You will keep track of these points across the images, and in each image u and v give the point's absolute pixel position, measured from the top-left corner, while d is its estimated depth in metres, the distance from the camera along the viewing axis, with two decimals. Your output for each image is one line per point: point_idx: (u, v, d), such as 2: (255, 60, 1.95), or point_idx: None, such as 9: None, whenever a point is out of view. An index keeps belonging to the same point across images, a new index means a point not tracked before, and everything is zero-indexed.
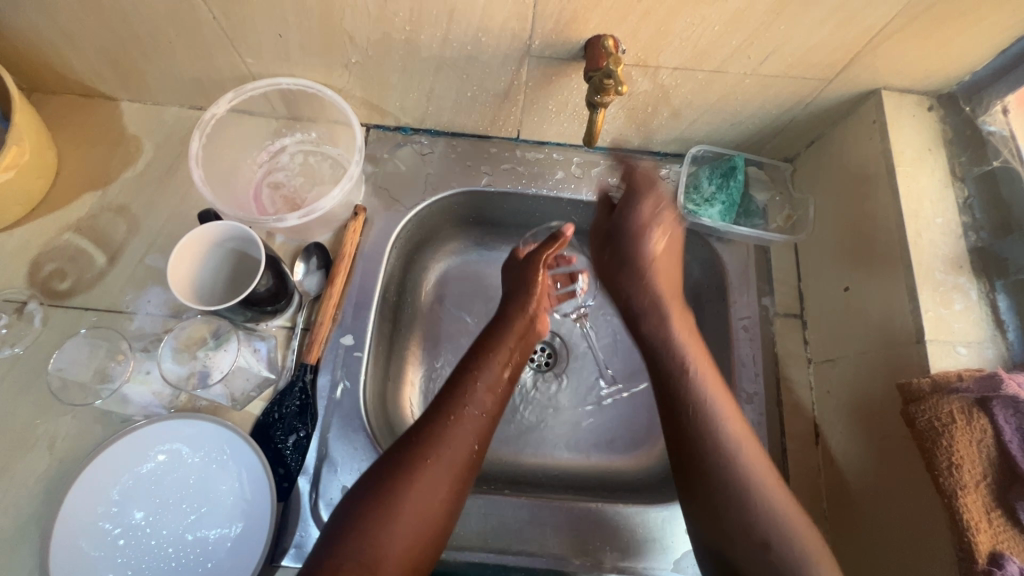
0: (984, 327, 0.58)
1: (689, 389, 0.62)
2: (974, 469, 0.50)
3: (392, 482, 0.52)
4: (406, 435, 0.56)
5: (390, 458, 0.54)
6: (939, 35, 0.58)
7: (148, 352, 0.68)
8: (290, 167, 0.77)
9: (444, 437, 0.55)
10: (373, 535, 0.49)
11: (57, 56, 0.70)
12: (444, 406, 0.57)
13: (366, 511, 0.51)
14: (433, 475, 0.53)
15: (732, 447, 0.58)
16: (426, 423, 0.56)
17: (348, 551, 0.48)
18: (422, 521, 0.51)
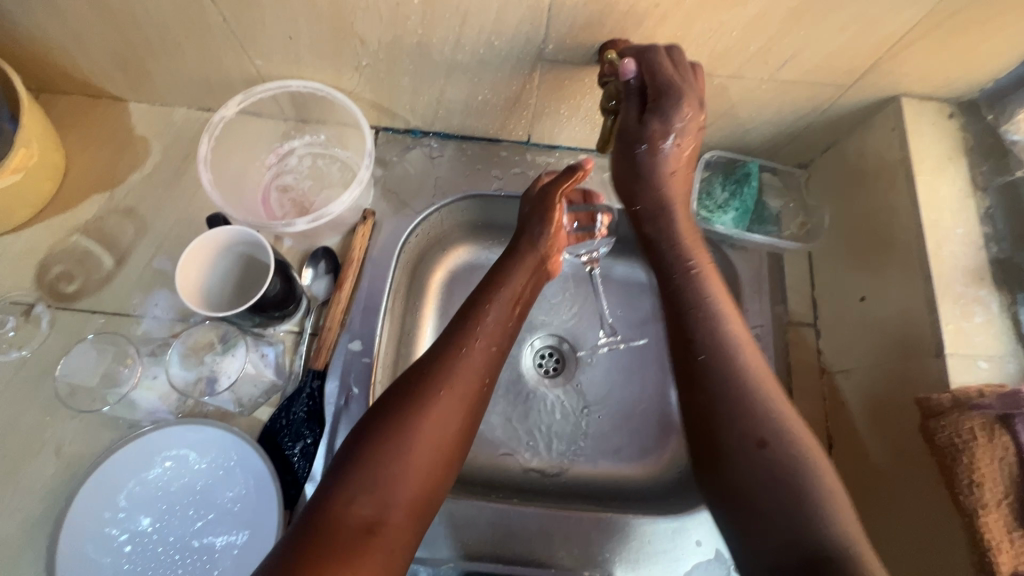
0: (1005, 341, 0.57)
1: (707, 324, 0.55)
2: (996, 487, 0.49)
3: (403, 413, 0.50)
4: (413, 368, 0.54)
5: (397, 390, 0.52)
6: (963, 41, 0.57)
7: (155, 356, 0.67)
8: (299, 170, 0.77)
9: (456, 367, 0.54)
10: (384, 466, 0.47)
11: (66, 57, 0.70)
12: (455, 338, 0.57)
13: (376, 444, 0.49)
14: (444, 406, 0.52)
15: (747, 381, 0.52)
16: (435, 355, 0.55)
17: (359, 486, 0.46)
18: (434, 451, 0.50)
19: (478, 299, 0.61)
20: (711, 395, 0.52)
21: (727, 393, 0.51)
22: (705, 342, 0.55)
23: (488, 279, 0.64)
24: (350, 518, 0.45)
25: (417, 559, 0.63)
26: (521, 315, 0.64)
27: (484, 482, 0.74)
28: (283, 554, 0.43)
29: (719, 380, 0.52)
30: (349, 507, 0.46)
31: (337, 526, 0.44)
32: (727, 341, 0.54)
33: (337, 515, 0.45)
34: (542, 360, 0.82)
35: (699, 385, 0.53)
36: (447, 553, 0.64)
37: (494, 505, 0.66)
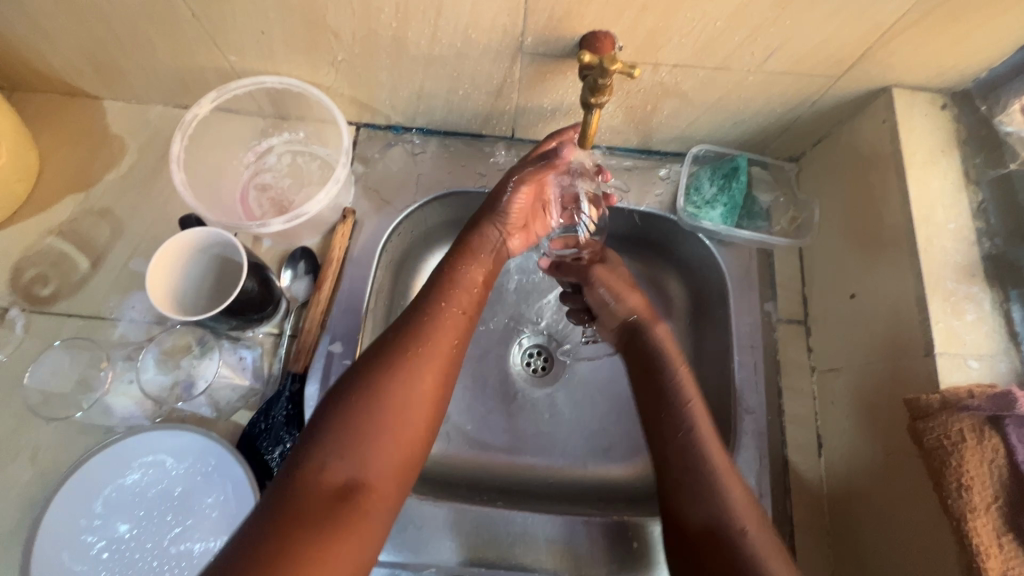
0: (997, 339, 0.55)
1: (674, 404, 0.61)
2: (984, 490, 0.48)
3: (371, 375, 0.50)
4: (384, 332, 0.54)
5: (369, 352, 0.52)
6: (955, 30, 0.55)
7: (130, 360, 0.66)
8: (278, 169, 0.75)
9: (427, 328, 0.54)
10: (355, 426, 0.47)
11: (35, 54, 0.68)
12: (426, 302, 0.56)
13: (341, 410, 0.48)
14: (417, 369, 0.51)
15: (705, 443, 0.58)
16: (405, 318, 0.54)
17: (329, 446, 0.46)
18: (404, 417, 0.49)
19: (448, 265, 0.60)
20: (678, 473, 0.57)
21: (688, 455, 0.57)
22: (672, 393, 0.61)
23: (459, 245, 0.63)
24: (324, 479, 0.44)
25: (399, 563, 0.62)
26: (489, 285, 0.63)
27: (469, 484, 0.72)
28: (256, 521, 0.42)
29: (684, 438, 0.58)
30: (323, 468, 0.45)
31: (310, 487, 0.44)
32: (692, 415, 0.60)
33: (310, 479, 0.44)
34: (530, 358, 0.80)
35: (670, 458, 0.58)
36: (429, 557, 0.63)
37: (477, 507, 0.65)
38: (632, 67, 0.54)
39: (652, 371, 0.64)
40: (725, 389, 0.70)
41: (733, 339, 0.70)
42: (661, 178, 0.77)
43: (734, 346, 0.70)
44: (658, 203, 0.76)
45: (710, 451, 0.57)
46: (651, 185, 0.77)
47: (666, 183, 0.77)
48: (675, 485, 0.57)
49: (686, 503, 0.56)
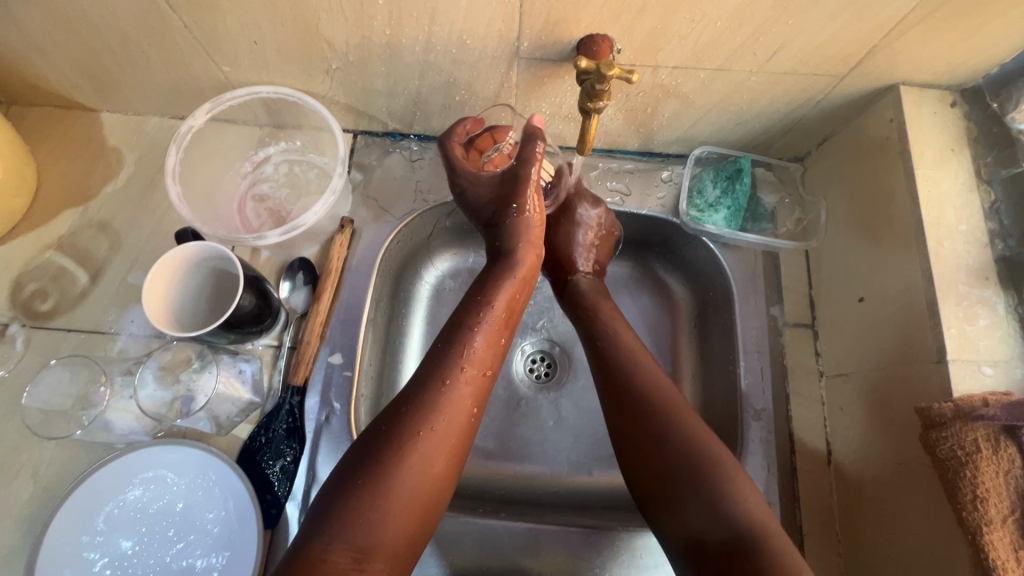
0: (1011, 344, 0.53)
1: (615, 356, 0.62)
2: (1001, 502, 0.46)
3: (380, 456, 0.48)
4: (394, 406, 0.52)
5: (377, 431, 0.50)
6: (965, 26, 0.53)
7: (128, 376, 0.65)
8: (275, 178, 0.74)
9: (443, 402, 0.52)
10: (362, 512, 0.46)
11: (30, 68, 0.68)
12: (439, 369, 0.54)
13: (355, 489, 0.47)
14: (429, 448, 0.50)
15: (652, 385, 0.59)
16: (417, 389, 0.52)
17: (335, 534, 0.45)
18: (416, 493, 0.48)
19: (463, 321, 0.57)
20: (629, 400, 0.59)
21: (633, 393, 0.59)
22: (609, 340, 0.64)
23: (469, 298, 0.60)
24: (326, 567, 0.43)
25: None
26: (511, 331, 0.60)
27: (473, 492, 0.71)
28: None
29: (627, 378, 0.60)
30: (327, 554, 0.44)
31: (314, 575, 0.43)
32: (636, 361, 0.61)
33: (313, 562, 0.43)
34: (533, 364, 0.80)
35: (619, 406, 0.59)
36: (431, 570, 0.62)
37: (480, 519, 0.64)
38: (630, 72, 0.53)
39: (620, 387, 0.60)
40: (731, 396, 0.69)
41: (738, 344, 0.69)
42: (662, 180, 0.76)
43: (740, 351, 0.69)
44: (660, 207, 0.74)
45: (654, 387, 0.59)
46: (653, 188, 0.75)
47: (669, 186, 0.75)
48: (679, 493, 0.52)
49: (701, 511, 0.51)
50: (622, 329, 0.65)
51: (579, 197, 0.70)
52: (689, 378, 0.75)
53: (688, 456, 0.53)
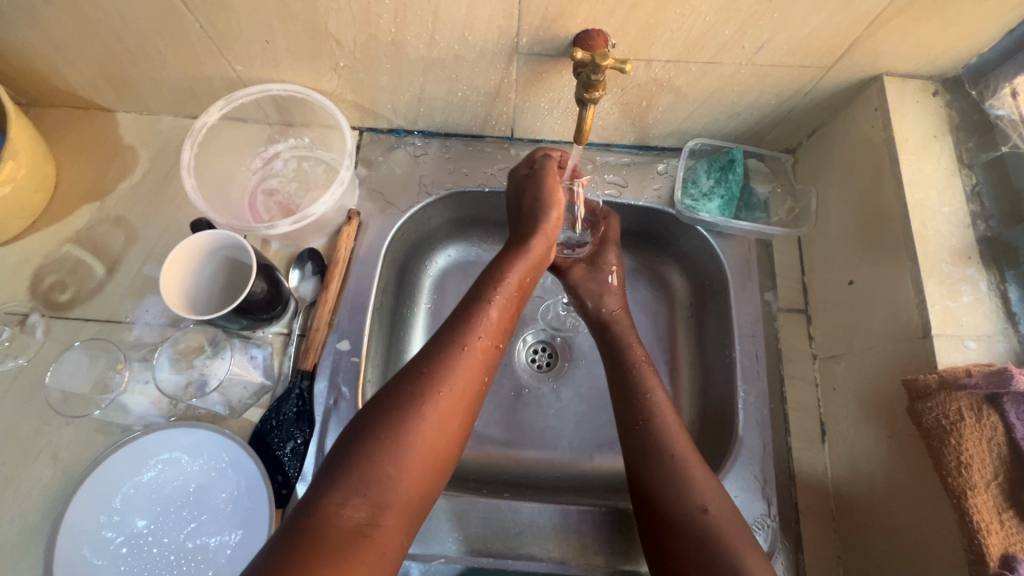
0: (994, 319, 0.56)
1: (639, 382, 0.63)
2: (984, 468, 0.48)
3: (395, 412, 0.50)
4: (412, 368, 0.53)
5: (391, 389, 0.52)
6: (943, 17, 0.56)
7: (146, 361, 0.68)
8: (284, 174, 0.77)
9: (456, 366, 0.53)
10: (378, 466, 0.47)
11: (51, 69, 0.71)
12: (454, 336, 0.55)
13: (370, 443, 0.48)
14: (444, 407, 0.51)
15: (667, 426, 0.59)
16: (433, 353, 0.54)
17: (353, 487, 0.46)
18: (430, 453, 0.49)
19: (477, 295, 0.59)
20: (651, 418, 0.60)
21: (653, 433, 0.59)
22: (627, 360, 0.66)
23: (486, 271, 0.61)
24: (343, 517, 0.44)
25: (408, 554, 0.63)
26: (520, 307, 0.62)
27: (477, 477, 0.73)
28: (272, 553, 0.42)
29: (647, 403, 0.62)
30: (345, 506, 0.45)
31: (330, 523, 0.44)
32: (656, 396, 0.62)
33: (330, 512, 0.44)
34: (535, 354, 0.82)
35: (638, 421, 0.61)
36: (437, 549, 0.64)
37: (484, 499, 0.66)
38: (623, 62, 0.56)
39: (632, 398, 0.62)
40: (727, 379, 0.71)
41: (733, 330, 0.71)
42: (658, 173, 0.78)
43: (736, 336, 0.71)
44: (656, 198, 0.77)
45: (670, 433, 0.59)
46: (649, 180, 0.78)
47: (665, 178, 0.78)
48: (660, 496, 0.55)
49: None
50: (641, 358, 0.66)
51: (605, 245, 0.75)
52: (686, 365, 0.77)
53: (670, 463, 0.57)
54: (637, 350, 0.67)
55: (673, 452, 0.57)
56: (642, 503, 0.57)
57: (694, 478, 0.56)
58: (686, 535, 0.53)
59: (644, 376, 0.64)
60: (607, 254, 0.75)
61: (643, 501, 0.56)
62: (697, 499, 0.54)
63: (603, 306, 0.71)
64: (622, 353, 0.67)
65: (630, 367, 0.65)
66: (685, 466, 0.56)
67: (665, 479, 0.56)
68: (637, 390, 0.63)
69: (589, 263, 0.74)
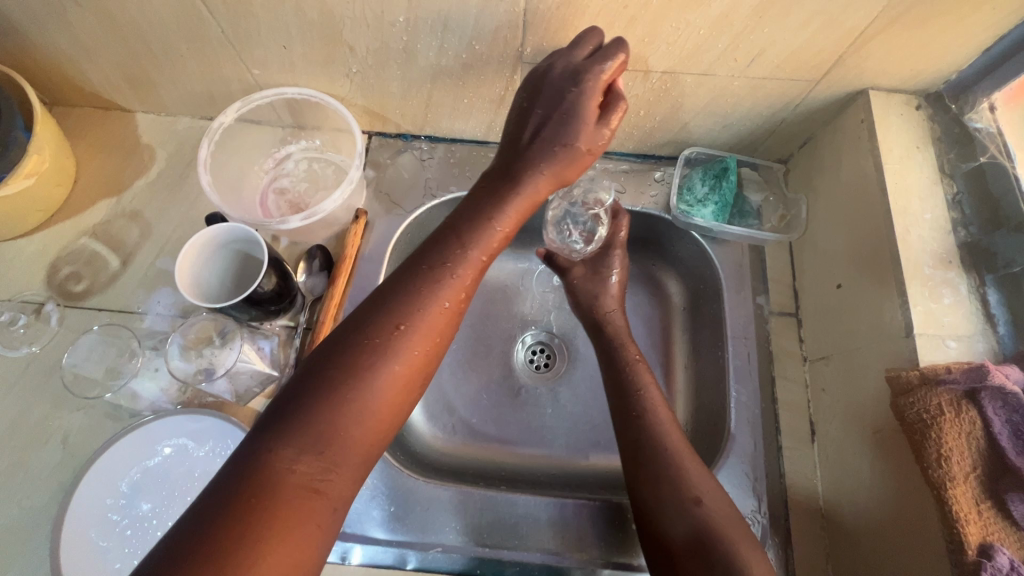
0: (974, 321, 0.58)
1: (633, 383, 0.66)
2: (963, 460, 0.50)
3: (363, 368, 0.47)
4: (384, 319, 0.50)
5: (358, 341, 0.48)
6: (922, 35, 0.59)
7: (157, 349, 0.71)
8: (295, 174, 0.81)
9: (430, 321, 0.51)
10: (337, 429, 0.45)
11: (77, 70, 0.74)
12: (433, 288, 0.53)
13: (331, 400, 0.45)
14: (410, 365, 0.50)
15: (660, 424, 0.62)
16: (409, 304, 0.51)
17: (308, 445, 0.44)
18: (388, 407, 0.48)
19: (462, 240, 0.56)
20: (642, 414, 0.63)
21: (649, 431, 0.61)
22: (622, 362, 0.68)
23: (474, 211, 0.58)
24: (295, 475, 0.43)
25: (406, 543, 0.65)
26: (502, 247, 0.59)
27: (475, 472, 0.75)
28: (208, 511, 0.40)
29: (640, 400, 0.64)
30: (297, 464, 0.43)
31: (280, 482, 0.42)
32: (650, 395, 0.64)
33: (280, 469, 0.42)
34: (534, 355, 0.84)
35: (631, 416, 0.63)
36: (436, 537, 0.65)
37: (482, 491, 0.68)
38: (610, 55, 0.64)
39: (626, 397, 0.65)
40: (720, 379, 0.73)
41: (727, 331, 0.73)
42: (655, 180, 0.81)
43: (728, 336, 0.73)
44: (653, 204, 0.79)
45: (664, 430, 0.61)
46: (646, 187, 0.81)
47: (661, 185, 0.81)
48: (653, 488, 0.57)
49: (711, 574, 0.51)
50: (635, 358, 0.69)
51: (611, 248, 0.76)
52: (681, 366, 0.79)
53: (664, 461, 0.58)
54: (630, 350, 0.70)
55: (667, 447, 0.60)
56: (635, 495, 0.58)
57: (681, 462, 0.58)
58: (678, 524, 0.54)
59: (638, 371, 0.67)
60: (610, 258, 0.76)
61: (633, 491, 0.59)
62: (689, 493, 0.56)
63: (598, 306, 0.74)
64: (618, 351, 0.70)
65: (623, 364, 0.68)
66: (678, 463, 0.58)
67: (659, 472, 0.58)
68: (630, 388, 0.65)
69: (587, 265, 0.77)
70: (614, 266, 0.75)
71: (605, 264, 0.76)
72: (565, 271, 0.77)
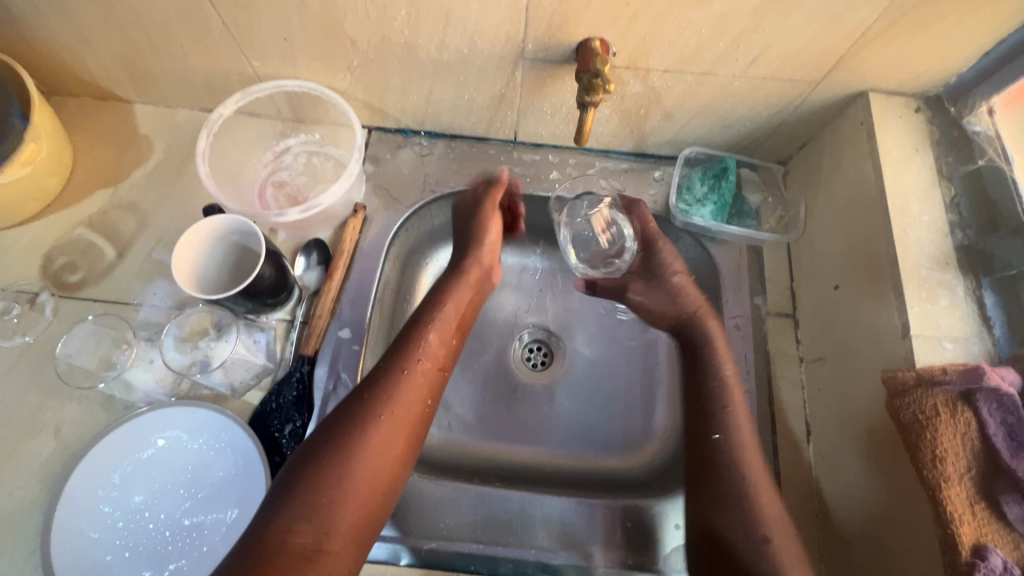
0: (970, 323, 0.58)
1: (719, 406, 0.65)
2: (958, 461, 0.50)
3: (344, 439, 0.53)
4: (359, 396, 0.57)
5: (337, 418, 0.55)
6: (923, 37, 0.59)
7: (152, 341, 0.70)
8: (294, 167, 0.80)
9: (405, 396, 0.58)
10: (324, 496, 0.50)
11: (76, 59, 0.74)
12: (400, 364, 0.60)
13: (318, 469, 0.51)
14: (389, 434, 0.55)
15: (742, 446, 0.62)
16: (381, 380, 0.58)
17: (299, 511, 0.49)
18: (374, 475, 0.53)
19: (422, 325, 0.64)
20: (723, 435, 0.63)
21: (728, 455, 0.61)
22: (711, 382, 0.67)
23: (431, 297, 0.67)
24: (291, 544, 0.47)
25: (398, 539, 0.64)
26: (461, 335, 0.67)
27: (470, 469, 0.75)
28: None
29: (723, 421, 0.64)
30: (292, 530, 0.48)
31: (279, 548, 0.46)
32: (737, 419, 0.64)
33: (277, 538, 0.47)
34: (530, 353, 0.84)
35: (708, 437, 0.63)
36: (430, 534, 0.64)
37: (477, 487, 0.67)
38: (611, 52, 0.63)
39: (710, 419, 0.64)
40: None
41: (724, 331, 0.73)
42: (655, 179, 0.81)
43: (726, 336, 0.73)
44: (652, 203, 0.79)
45: (745, 453, 0.61)
46: (645, 186, 0.81)
47: (661, 184, 0.81)
48: (721, 512, 0.59)
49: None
50: (727, 376, 0.66)
51: (651, 241, 0.75)
52: None
53: (740, 488, 0.59)
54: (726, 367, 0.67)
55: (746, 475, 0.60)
56: (703, 513, 0.60)
57: (751, 480, 0.60)
58: (731, 532, 0.57)
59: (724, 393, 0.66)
60: (655, 250, 0.75)
61: (701, 509, 0.61)
62: (760, 527, 0.57)
63: (676, 313, 0.72)
64: (707, 368, 0.67)
65: (715, 384, 0.66)
66: (753, 490, 0.59)
67: (728, 497, 0.59)
68: (717, 409, 0.65)
69: (642, 278, 0.75)
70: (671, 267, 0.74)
71: (652, 258, 0.74)
72: (623, 295, 0.77)
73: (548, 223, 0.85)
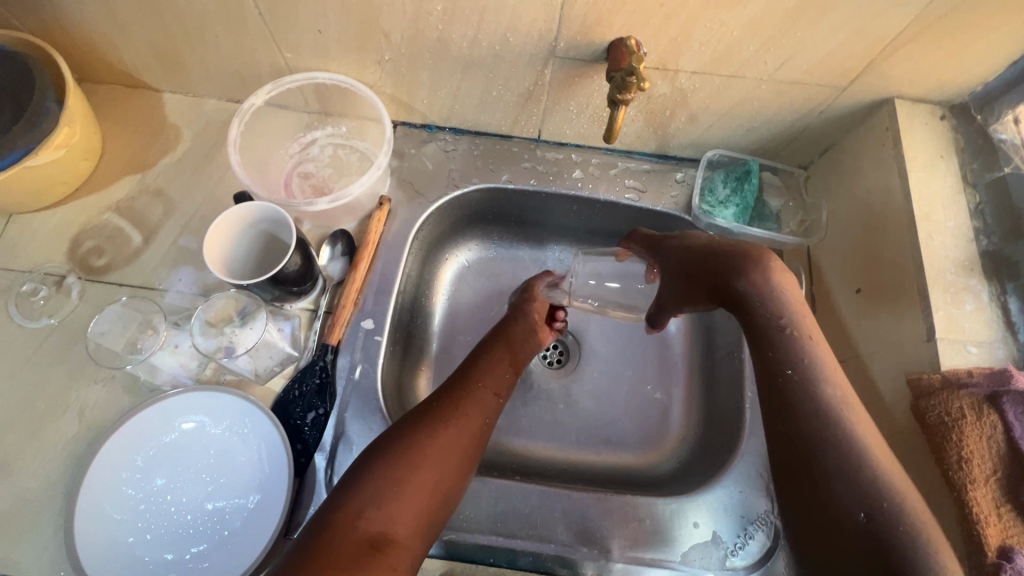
0: (995, 327, 0.59)
1: (796, 365, 0.55)
2: (983, 463, 0.51)
3: (413, 439, 0.55)
4: (428, 404, 0.59)
5: (407, 421, 0.57)
6: (951, 46, 0.60)
7: (179, 325, 0.71)
8: (320, 159, 0.81)
9: (470, 408, 0.59)
10: (392, 490, 0.51)
11: (110, 46, 0.75)
12: (467, 380, 0.62)
13: (387, 463, 0.53)
14: (454, 442, 0.56)
15: (838, 412, 0.52)
16: (449, 392, 0.60)
17: (369, 500, 0.50)
18: (438, 479, 0.54)
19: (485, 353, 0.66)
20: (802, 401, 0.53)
21: (816, 424, 0.52)
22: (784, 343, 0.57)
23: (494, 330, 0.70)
24: (359, 529, 0.48)
25: None
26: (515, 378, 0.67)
27: (486, 463, 0.75)
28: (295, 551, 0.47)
29: (803, 384, 0.54)
30: (359, 517, 0.49)
31: (348, 529, 0.48)
32: (823, 379, 0.54)
33: (346, 521, 0.49)
34: (547, 351, 0.84)
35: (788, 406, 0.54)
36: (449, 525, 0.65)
37: (496, 481, 0.67)
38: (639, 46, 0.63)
39: (783, 382, 0.55)
40: (737, 379, 0.75)
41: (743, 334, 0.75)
42: (677, 181, 0.82)
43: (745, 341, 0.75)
44: (673, 204, 0.80)
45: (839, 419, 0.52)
46: (668, 187, 0.81)
47: (682, 185, 0.81)
48: (814, 490, 0.50)
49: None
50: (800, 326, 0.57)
51: (666, 237, 0.70)
52: None
53: (836, 460, 0.50)
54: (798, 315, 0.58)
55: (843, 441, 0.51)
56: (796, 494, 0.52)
57: (848, 450, 0.50)
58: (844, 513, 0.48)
59: (802, 346, 0.56)
60: (668, 241, 0.69)
61: (794, 491, 0.52)
62: (864, 504, 0.48)
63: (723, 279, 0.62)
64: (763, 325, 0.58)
65: (785, 339, 0.57)
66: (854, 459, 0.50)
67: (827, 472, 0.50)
68: (793, 369, 0.55)
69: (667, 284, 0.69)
70: (699, 242, 0.66)
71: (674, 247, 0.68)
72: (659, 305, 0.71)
73: (568, 222, 0.85)
